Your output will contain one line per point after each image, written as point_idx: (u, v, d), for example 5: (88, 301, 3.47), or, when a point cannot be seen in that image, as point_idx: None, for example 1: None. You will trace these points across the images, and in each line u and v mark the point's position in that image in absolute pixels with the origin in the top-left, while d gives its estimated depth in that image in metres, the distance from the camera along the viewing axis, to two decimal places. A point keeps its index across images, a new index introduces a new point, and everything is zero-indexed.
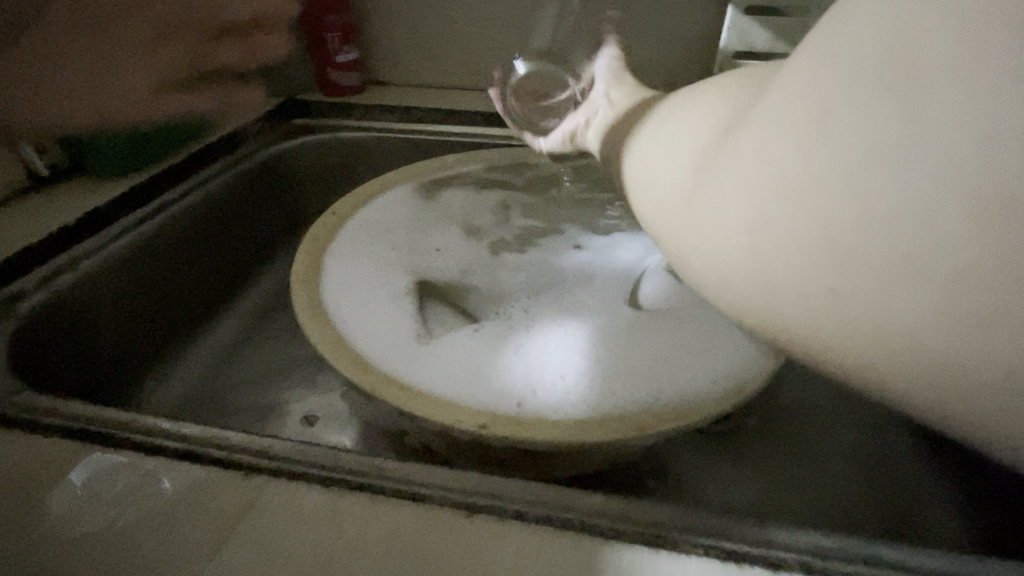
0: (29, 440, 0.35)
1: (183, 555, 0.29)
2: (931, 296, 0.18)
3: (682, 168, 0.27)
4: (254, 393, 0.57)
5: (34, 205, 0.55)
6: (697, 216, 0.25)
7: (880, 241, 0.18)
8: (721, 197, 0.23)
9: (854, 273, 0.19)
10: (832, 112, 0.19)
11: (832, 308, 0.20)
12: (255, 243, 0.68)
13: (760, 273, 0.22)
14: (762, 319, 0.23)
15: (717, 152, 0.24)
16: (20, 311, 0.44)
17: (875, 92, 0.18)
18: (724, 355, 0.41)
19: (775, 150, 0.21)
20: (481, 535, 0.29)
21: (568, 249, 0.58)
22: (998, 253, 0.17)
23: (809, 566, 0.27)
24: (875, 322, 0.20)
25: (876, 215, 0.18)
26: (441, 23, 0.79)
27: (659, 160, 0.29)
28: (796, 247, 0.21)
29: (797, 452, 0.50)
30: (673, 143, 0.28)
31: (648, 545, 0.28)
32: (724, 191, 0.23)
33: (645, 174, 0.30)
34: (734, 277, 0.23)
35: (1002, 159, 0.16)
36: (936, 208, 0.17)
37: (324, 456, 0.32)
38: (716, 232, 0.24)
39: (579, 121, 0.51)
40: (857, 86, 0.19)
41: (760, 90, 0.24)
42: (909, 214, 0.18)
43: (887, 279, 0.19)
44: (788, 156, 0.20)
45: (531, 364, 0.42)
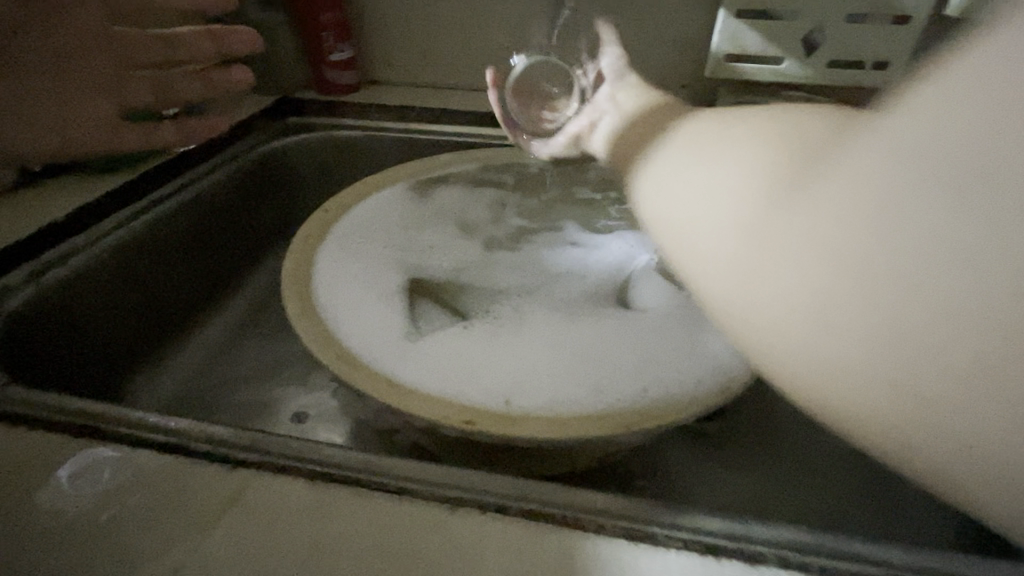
0: (17, 433, 0.35)
1: (171, 546, 0.29)
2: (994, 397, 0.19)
3: (726, 221, 0.27)
4: (245, 390, 0.57)
5: (24, 200, 0.55)
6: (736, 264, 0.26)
7: (949, 335, 0.19)
8: (779, 266, 0.23)
9: (917, 362, 0.20)
10: (909, 205, 0.19)
11: (856, 372, 0.21)
12: (246, 240, 0.68)
13: (813, 346, 0.23)
14: (806, 385, 0.24)
15: (773, 217, 0.24)
16: (6, 304, 0.44)
17: (954, 191, 0.18)
18: (712, 355, 0.42)
19: (843, 231, 0.21)
20: (469, 530, 0.29)
21: (559, 249, 0.59)
22: None
23: (785, 560, 0.28)
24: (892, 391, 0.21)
25: (947, 312, 0.19)
26: (437, 24, 0.79)
27: (692, 202, 0.29)
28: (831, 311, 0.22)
29: (786, 453, 0.50)
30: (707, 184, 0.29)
31: (631, 540, 0.28)
32: (771, 248, 0.24)
33: (678, 218, 0.30)
34: (772, 333, 0.24)
35: None
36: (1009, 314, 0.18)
37: (313, 452, 0.33)
38: (756, 282, 0.25)
39: (583, 123, 0.52)
40: (936, 183, 0.19)
41: (818, 160, 0.24)
42: (979, 315, 0.18)
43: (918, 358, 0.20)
44: (858, 240, 0.21)
45: (519, 362, 0.42)
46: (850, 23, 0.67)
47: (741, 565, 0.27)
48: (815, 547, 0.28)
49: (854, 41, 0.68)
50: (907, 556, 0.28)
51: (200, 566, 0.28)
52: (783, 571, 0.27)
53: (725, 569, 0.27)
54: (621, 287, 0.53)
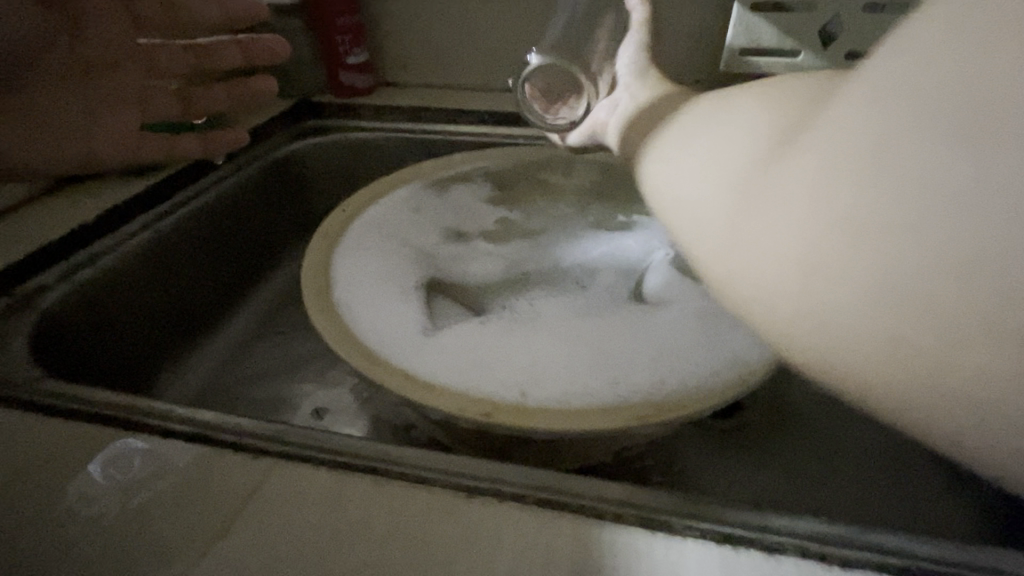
0: (56, 421, 0.36)
1: (198, 529, 0.30)
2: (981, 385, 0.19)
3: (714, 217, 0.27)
4: (266, 384, 0.58)
5: (55, 204, 0.57)
6: (827, 308, 0.21)
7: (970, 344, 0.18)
8: (794, 272, 0.22)
9: (921, 350, 0.19)
10: (921, 284, 0.19)
11: (838, 356, 0.22)
12: (266, 241, 0.70)
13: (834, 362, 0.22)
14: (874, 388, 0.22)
15: (793, 196, 0.22)
16: (42, 302, 0.46)
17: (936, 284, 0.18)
18: (729, 348, 0.41)
19: (858, 298, 0.20)
20: (490, 516, 0.29)
21: (574, 242, 0.59)
22: (992, 364, 0.18)
23: (804, 550, 0.27)
24: (926, 345, 0.19)
25: (965, 332, 0.18)
26: (450, 26, 0.80)
27: (686, 192, 0.29)
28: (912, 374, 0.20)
29: (800, 445, 0.50)
30: (805, 198, 0.21)
31: (646, 527, 0.28)
32: (857, 269, 0.20)
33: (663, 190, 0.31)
34: (837, 350, 0.22)
35: (993, 337, 0.18)
36: (949, 359, 0.19)
37: (334, 441, 0.33)
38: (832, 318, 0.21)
39: (598, 118, 0.50)
40: (810, 277, 0.21)
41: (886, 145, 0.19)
42: (954, 334, 0.19)
43: (954, 322, 0.18)
44: (871, 287, 0.20)
45: (536, 354, 0.42)
46: (870, 13, 0.66)
47: (758, 556, 0.27)
48: (834, 538, 0.28)
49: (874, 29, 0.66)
50: (930, 549, 0.27)
51: (227, 546, 0.29)
52: (802, 561, 0.27)
53: (741, 556, 0.27)
54: (634, 281, 0.53)
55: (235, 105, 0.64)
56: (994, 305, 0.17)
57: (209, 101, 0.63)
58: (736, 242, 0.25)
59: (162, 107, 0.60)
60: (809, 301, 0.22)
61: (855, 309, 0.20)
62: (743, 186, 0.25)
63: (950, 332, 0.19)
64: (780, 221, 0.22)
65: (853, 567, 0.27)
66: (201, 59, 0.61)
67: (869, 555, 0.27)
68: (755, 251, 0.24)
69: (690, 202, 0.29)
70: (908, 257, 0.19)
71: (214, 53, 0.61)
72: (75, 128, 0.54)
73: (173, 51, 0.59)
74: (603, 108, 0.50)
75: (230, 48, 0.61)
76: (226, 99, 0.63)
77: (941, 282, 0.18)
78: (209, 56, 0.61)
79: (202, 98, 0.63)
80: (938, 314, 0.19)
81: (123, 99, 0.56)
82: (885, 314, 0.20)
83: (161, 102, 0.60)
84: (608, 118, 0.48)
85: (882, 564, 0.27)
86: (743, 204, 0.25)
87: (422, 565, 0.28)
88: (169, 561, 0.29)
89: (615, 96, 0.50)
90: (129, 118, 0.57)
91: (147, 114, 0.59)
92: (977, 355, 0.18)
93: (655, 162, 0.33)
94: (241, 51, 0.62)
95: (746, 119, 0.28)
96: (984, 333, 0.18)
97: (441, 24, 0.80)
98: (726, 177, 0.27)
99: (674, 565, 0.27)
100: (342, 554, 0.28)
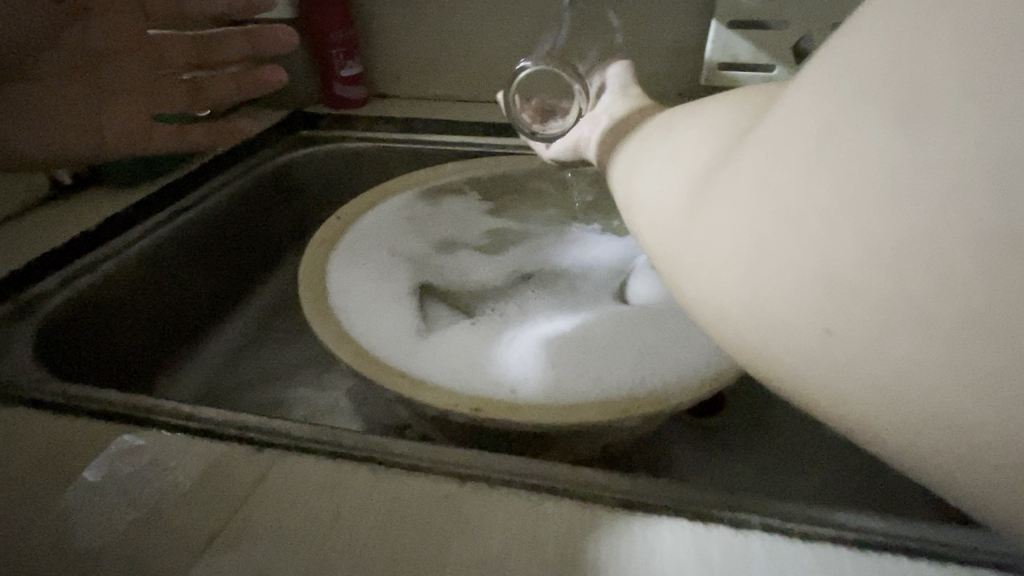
0: (65, 419, 0.38)
1: (205, 518, 0.32)
2: (961, 383, 0.18)
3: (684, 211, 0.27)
4: (263, 387, 0.60)
5: (56, 212, 0.59)
6: (797, 298, 0.21)
7: (945, 334, 0.18)
8: (765, 260, 0.22)
9: (894, 342, 0.19)
10: (894, 269, 0.18)
11: (810, 350, 0.21)
12: (261, 248, 0.71)
13: (806, 359, 0.21)
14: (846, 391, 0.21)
15: (759, 182, 0.22)
16: (43, 307, 0.47)
17: (906, 270, 0.18)
18: (706, 347, 0.43)
19: (828, 285, 0.20)
20: (482, 501, 0.31)
21: (559, 251, 0.64)
22: (970, 355, 0.17)
23: (769, 526, 0.30)
24: (859, 340, 0.19)
25: (939, 320, 0.18)
26: (441, 39, 0.83)
27: (660, 189, 0.30)
28: (888, 371, 0.19)
29: (777, 438, 0.52)
30: (773, 185, 0.21)
31: (625, 509, 0.31)
32: (825, 255, 0.19)
33: (639, 191, 0.32)
34: (811, 342, 0.21)
35: (970, 326, 0.17)
36: (924, 352, 0.18)
37: (332, 435, 0.35)
38: (804, 308, 0.21)
39: (581, 133, 0.51)
40: (779, 265, 0.21)
41: (849, 128, 0.19)
42: (929, 320, 0.18)
43: (882, 316, 0.19)
44: (840, 272, 0.19)
45: (526, 354, 0.45)
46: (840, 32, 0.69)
47: (726, 531, 0.30)
48: (798, 516, 0.30)
49: None
50: (883, 525, 0.30)
51: (233, 532, 0.31)
52: (766, 535, 0.29)
53: (712, 534, 0.30)
54: (617, 287, 0.57)
55: (241, 92, 0.60)
56: (968, 291, 0.17)
57: (220, 94, 0.60)
58: (690, 238, 0.25)
59: (168, 96, 0.57)
60: (756, 293, 0.22)
61: (824, 297, 0.20)
62: (700, 184, 0.26)
63: (886, 324, 0.19)
64: (731, 213, 0.23)
65: (813, 540, 0.29)
66: (208, 50, 0.59)
67: (831, 531, 0.29)
68: (706, 244, 0.24)
69: (655, 202, 0.29)
70: (843, 248, 0.19)
71: (220, 44, 0.59)
72: (79, 118, 0.51)
73: (179, 42, 0.57)
74: (586, 123, 0.51)
75: (236, 38, 0.59)
76: (236, 90, 0.60)
77: (872, 273, 0.19)
78: (216, 47, 0.59)
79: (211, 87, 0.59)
80: (909, 301, 0.18)
81: (129, 89, 0.54)
82: (857, 301, 0.19)
83: (168, 92, 0.57)
84: (591, 132, 0.49)
85: (839, 538, 0.29)
86: (698, 201, 0.25)
87: (418, 547, 0.29)
88: (178, 548, 0.30)
89: (597, 112, 0.50)
90: (135, 107, 0.54)
91: (154, 104, 0.55)
92: (953, 345, 0.18)
93: (631, 169, 0.35)
94: (247, 41, 0.60)
95: (715, 119, 0.29)
96: (908, 324, 0.18)
97: (433, 37, 0.83)
98: (697, 174, 0.27)
99: (651, 543, 0.29)
100: (342, 537, 0.30)
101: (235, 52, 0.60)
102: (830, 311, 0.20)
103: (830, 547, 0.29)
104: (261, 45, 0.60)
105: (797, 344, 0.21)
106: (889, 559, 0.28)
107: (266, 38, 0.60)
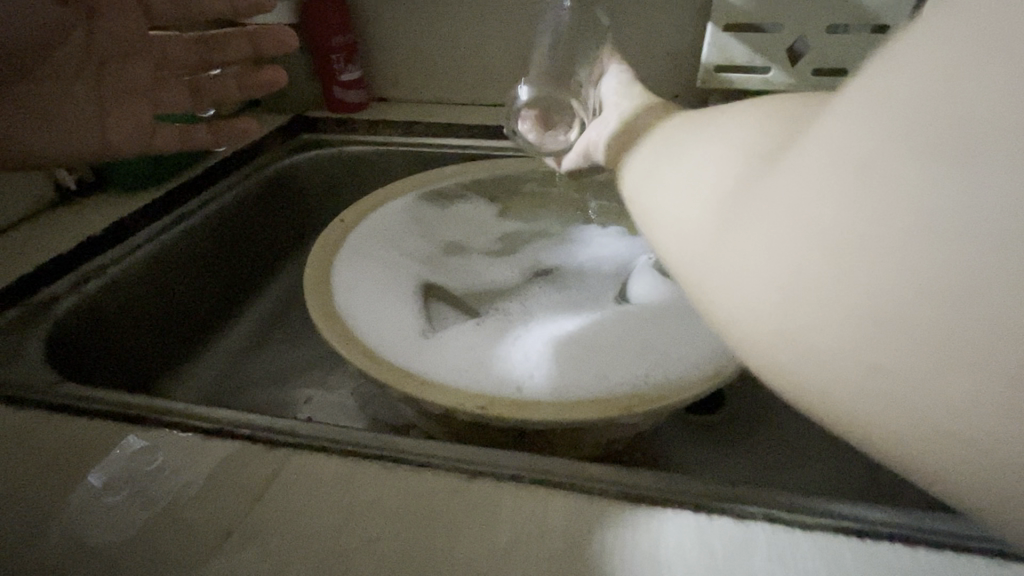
0: (78, 420, 0.38)
1: (220, 515, 0.32)
2: (995, 423, 0.16)
3: (704, 227, 0.25)
4: (269, 389, 0.61)
5: (63, 218, 0.59)
6: (819, 331, 0.19)
7: (981, 376, 0.16)
8: (785, 289, 0.20)
9: (928, 382, 0.17)
10: (933, 306, 0.17)
11: (831, 380, 0.20)
12: (264, 251, 0.72)
13: (824, 387, 0.20)
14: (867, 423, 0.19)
15: (783, 207, 0.20)
16: (53, 312, 0.48)
17: (945, 309, 0.16)
18: (706, 345, 0.44)
19: (853, 316, 0.18)
20: (492, 496, 0.32)
21: (560, 251, 0.65)
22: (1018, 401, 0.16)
23: (770, 516, 0.31)
24: (910, 380, 0.18)
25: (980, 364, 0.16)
26: (441, 43, 0.83)
27: (679, 200, 0.28)
28: (914, 403, 0.18)
29: (777, 432, 0.53)
30: (800, 210, 0.20)
31: (633, 503, 0.31)
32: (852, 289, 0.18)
33: (657, 200, 0.31)
34: (832, 375, 0.20)
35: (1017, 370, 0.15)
36: (957, 391, 0.17)
37: (343, 434, 0.36)
38: (829, 341, 0.19)
39: (591, 137, 0.51)
40: (799, 295, 0.20)
41: (882, 157, 0.17)
42: (966, 365, 0.16)
43: (929, 353, 0.17)
44: (872, 306, 0.18)
45: (530, 352, 0.46)
46: (833, 34, 0.70)
47: (728, 521, 0.30)
48: (799, 506, 0.31)
49: (836, 48, 0.71)
50: (880, 514, 0.31)
51: (249, 528, 0.31)
52: (768, 525, 0.30)
53: (714, 525, 0.30)
54: (619, 286, 0.58)
55: (242, 93, 0.60)
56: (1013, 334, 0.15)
57: (220, 93, 0.60)
58: (711, 260, 0.24)
59: (171, 96, 0.56)
60: (781, 321, 0.21)
61: (857, 330, 0.18)
62: (725, 200, 0.24)
63: (923, 363, 0.17)
64: (758, 236, 0.21)
65: (813, 529, 0.30)
66: (207, 48, 0.58)
67: (831, 520, 0.30)
68: (732, 266, 0.23)
69: (673, 213, 0.28)
70: (876, 282, 0.18)
71: (219, 42, 0.59)
72: (89, 121, 0.50)
73: (179, 40, 0.57)
74: (595, 128, 0.51)
75: (235, 38, 0.59)
76: (236, 89, 0.60)
77: (924, 312, 0.17)
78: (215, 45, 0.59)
79: (211, 88, 0.59)
80: (944, 340, 0.17)
81: (137, 88, 0.53)
82: (886, 336, 0.18)
83: (173, 93, 0.56)
84: (599, 137, 0.49)
85: (839, 527, 0.30)
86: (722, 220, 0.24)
87: (429, 540, 0.30)
88: (195, 545, 0.31)
89: (605, 115, 0.50)
90: (145, 110, 0.53)
91: (158, 103, 0.55)
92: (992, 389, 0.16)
93: (645, 171, 0.33)
94: (249, 42, 0.60)
95: (741, 124, 0.28)
96: (958, 368, 0.16)
97: (432, 41, 0.83)
98: (720, 190, 0.26)
99: (656, 537, 0.30)
100: (356, 532, 0.31)
101: (236, 51, 0.60)
102: (862, 346, 0.18)
103: (829, 535, 0.30)
104: (262, 46, 0.60)
105: (816, 373, 0.20)
106: (887, 547, 0.29)
107: (266, 39, 0.60)
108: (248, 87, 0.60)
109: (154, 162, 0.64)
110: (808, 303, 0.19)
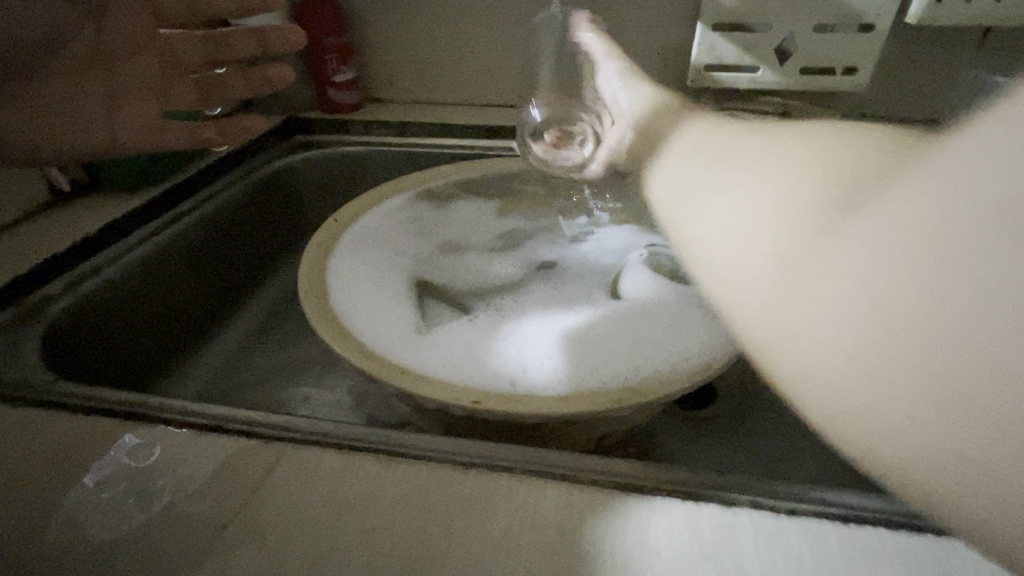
0: (74, 417, 0.39)
1: (216, 509, 0.33)
2: None
3: (752, 258, 0.24)
4: (265, 387, 0.61)
5: (57, 218, 0.60)
6: (886, 396, 0.17)
7: None
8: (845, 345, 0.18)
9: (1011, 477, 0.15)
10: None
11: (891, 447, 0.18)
12: (259, 251, 0.72)
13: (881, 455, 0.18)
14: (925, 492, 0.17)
15: (857, 260, 0.18)
16: (49, 312, 0.48)
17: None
18: (698, 339, 0.45)
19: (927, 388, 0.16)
20: (485, 486, 0.33)
21: (553, 248, 0.65)
22: None
23: (756, 503, 0.31)
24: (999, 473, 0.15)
25: None
26: (434, 44, 0.84)
27: (717, 219, 0.27)
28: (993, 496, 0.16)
29: (768, 425, 0.54)
30: (876, 267, 0.18)
31: (624, 492, 0.32)
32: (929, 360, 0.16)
33: (689, 215, 0.29)
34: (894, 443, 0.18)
35: None
36: None
37: (338, 429, 0.37)
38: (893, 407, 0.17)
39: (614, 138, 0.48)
40: (863, 355, 0.18)
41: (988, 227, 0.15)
42: None
43: (986, 435, 0.15)
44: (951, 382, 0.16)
45: (524, 348, 0.46)
46: (821, 34, 0.71)
47: (716, 508, 0.31)
48: (786, 494, 0.32)
49: (825, 48, 0.72)
50: (862, 500, 0.31)
51: (245, 520, 0.32)
52: (755, 512, 0.31)
53: (702, 512, 0.31)
54: (611, 282, 0.58)
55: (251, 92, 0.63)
56: None
57: (228, 91, 0.61)
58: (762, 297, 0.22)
59: (180, 93, 0.57)
60: (829, 369, 0.19)
61: (931, 403, 0.16)
62: (784, 238, 0.22)
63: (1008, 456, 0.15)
64: (822, 285, 0.20)
65: (799, 516, 0.31)
66: (217, 48, 0.59)
67: (815, 506, 0.31)
68: (785, 306, 0.21)
69: (709, 233, 0.27)
70: (938, 349, 0.16)
71: (228, 42, 0.59)
72: (93, 120, 0.50)
73: (188, 40, 0.57)
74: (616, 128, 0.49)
75: (245, 38, 0.60)
76: (244, 87, 0.62)
77: (988, 392, 0.15)
78: (224, 46, 0.59)
79: (220, 86, 0.61)
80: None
81: (143, 87, 0.53)
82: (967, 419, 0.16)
83: (181, 92, 0.57)
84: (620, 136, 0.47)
85: (823, 513, 0.31)
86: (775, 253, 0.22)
87: (424, 529, 0.31)
88: (193, 537, 0.31)
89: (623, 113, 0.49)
90: (150, 108, 0.53)
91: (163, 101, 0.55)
92: None
93: (682, 173, 0.31)
94: (258, 43, 0.61)
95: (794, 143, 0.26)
96: None
97: (425, 41, 0.84)
98: (769, 219, 0.24)
99: (645, 525, 0.30)
100: (351, 524, 0.31)
101: (244, 50, 0.61)
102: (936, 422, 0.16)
103: (815, 521, 0.31)
104: (271, 45, 0.62)
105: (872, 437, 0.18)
106: (870, 532, 0.30)
107: (274, 38, 0.61)
108: (259, 88, 0.63)
109: (148, 162, 0.64)
110: (875, 366, 0.18)
